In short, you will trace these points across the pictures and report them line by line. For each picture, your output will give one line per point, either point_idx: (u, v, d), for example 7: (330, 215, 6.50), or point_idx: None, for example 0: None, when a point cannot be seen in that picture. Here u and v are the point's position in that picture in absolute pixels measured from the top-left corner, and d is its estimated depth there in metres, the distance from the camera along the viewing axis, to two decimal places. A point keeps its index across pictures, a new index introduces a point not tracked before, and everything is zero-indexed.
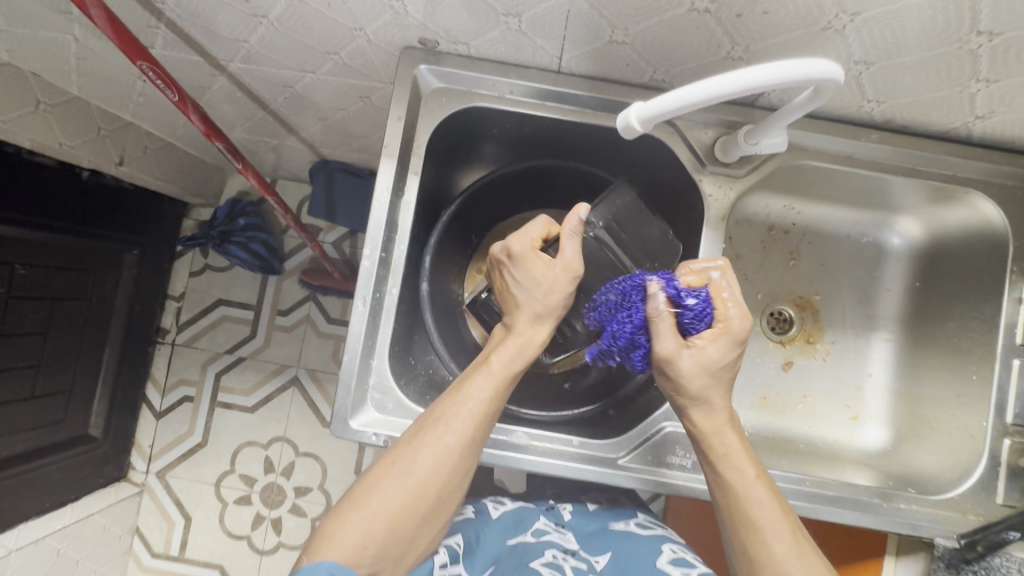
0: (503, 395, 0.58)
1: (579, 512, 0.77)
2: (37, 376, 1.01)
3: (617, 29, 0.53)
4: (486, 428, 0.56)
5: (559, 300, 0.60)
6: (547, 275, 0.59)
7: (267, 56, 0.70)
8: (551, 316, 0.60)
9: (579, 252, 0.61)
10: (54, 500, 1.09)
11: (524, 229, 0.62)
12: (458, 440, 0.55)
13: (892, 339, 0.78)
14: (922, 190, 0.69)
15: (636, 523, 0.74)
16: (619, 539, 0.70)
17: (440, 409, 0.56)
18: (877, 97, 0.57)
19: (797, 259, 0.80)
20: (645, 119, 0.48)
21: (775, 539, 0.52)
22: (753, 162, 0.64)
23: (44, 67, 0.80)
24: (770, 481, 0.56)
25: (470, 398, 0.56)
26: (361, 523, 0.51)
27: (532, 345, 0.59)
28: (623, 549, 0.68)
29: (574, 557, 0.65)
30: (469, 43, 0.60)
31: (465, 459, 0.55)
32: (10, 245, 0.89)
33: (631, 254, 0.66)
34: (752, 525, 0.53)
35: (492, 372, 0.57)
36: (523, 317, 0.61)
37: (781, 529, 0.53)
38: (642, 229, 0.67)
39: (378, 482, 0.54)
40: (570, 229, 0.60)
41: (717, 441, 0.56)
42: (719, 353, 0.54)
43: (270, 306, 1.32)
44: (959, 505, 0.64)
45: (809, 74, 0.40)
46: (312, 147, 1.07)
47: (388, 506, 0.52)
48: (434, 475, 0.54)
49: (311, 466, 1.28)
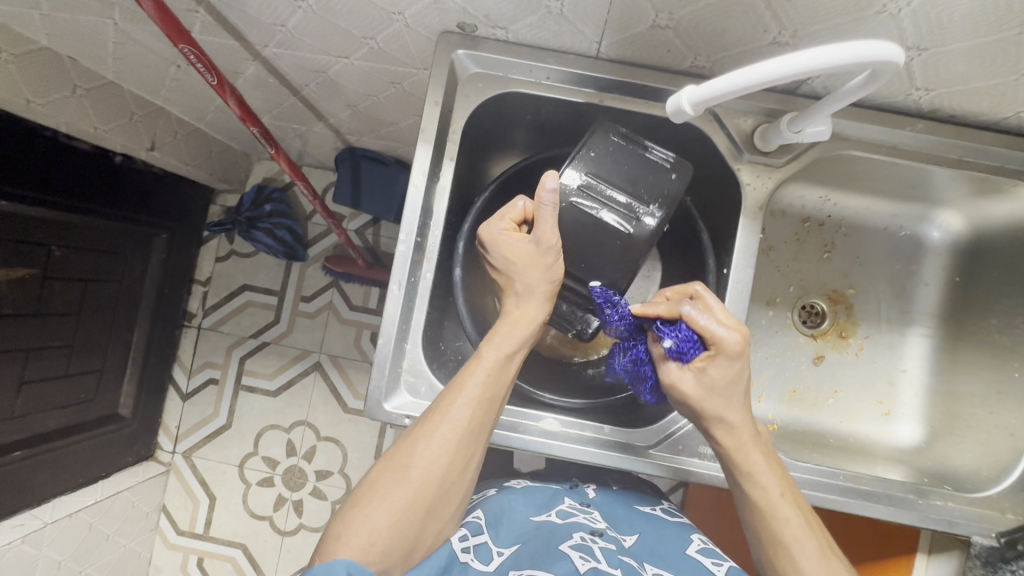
0: (502, 379, 0.58)
1: (602, 492, 0.77)
2: (71, 355, 1.03)
3: (661, 13, 0.52)
4: (483, 415, 0.57)
5: (541, 277, 0.60)
6: (522, 255, 0.60)
7: (302, 41, 0.71)
8: (537, 295, 0.61)
9: (554, 225, 0.59)
10: (87, 476, 1.12)
11: (500, 213, 0.62)
12: (456, 429, 0.55)
13: (928, 335, 0.77)
14: (967, 183, 0.67)
15: (662, 508, 0.75)
16: (648, 522, 0.70)
17: (438, 400, 0.57)
18: (926, 85, 0.56)
19: (831, 252, 0.79)
20: (696, 102, 0.47)
21: (802, 555, 0.54)
22: (792, 151, 0.63)
23: (83, 52, 0.81)
24: (797, 497, 0.57)
25: (464, 389, 0.56)
26: (368, 521, 0.52)
27: (522, 327, 0.60)
28: (651, 534, 0.67)
29: (602, 539, 0.63)
30: (508, 27, 0.60)
31: (466, 446, 0.56)
32: (43, 227, 0.91)
33: (623, 199, 0.62)
34: (778, 541, 0.54)
35: (485, 360, 0.58)
36: (512, 301, 0.61)
37: (809, 544, 0.54)
38: (634, 164, 0.62)
39: (382, 479, 0.55)
40: (542, 204, 0.58)
41: (746, 459, 0.56)
42: (719, 371, 0.55)
43: (294, 292, 1.34)
44: (997, 503, 0.62)
45: (866, 59, 0.39)
46: (340, 133, 1.07)
47: (392, 501, 0.53)
48: (435, 466, 0.54)
49: (332, 451, 1.30)
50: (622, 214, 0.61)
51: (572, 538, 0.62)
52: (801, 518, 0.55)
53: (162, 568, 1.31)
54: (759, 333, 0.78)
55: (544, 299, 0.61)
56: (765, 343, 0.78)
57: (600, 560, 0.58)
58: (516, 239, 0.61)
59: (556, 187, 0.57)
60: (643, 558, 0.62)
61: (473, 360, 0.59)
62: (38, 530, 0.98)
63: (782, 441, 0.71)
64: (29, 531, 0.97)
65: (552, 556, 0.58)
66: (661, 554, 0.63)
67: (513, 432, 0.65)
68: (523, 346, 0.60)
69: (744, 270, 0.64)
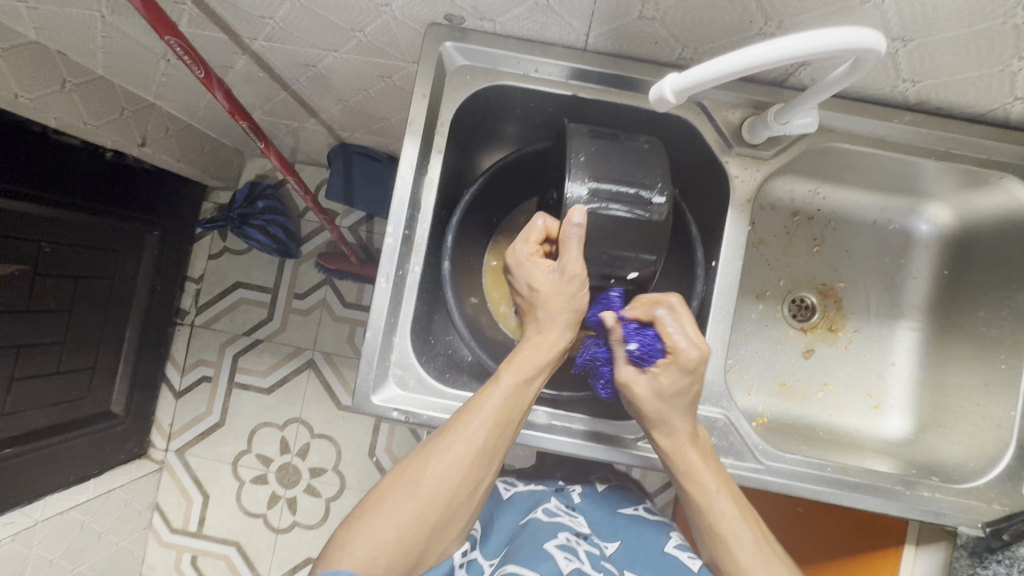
0: (518, 403, 0.58)
1: (587, 496, 0.77)
2: (62, 352, 1.03)
3: (647, 4, 0.52)
4: (498, 438, 0.57)
5: (564, 307, 0.61)
6: (545, 282, 0.61)
7: (291, 34, 0.70)
8: (558, 322, 0.61)
9: (580, 256, 0.59)
10: (78, 474, 1.12)
11: (522, 237, 0.63)
12: (469, 449, 0.55)
13: (918, 328, 0.77)
14: (955, 175, 0.67)
15: (644, 507, 0.75)
16: (630, 525, 0.70)
17: (453, 419, 0.57)
18: (913, 77, 0.56)
19: (821, 245, 0.79)
20: (679, 91, 0.47)
21: (741, 548, 0.55)
22: (781, 143, 0.64)
23: (71, 46, 0.80)
24: (736, 492, 0.58)
25: (481, 409, 0.56)
26: (373, 533, 0.51)
27: (543, 353, 0.60)
28: (635, 538, 0.67)
29: (586, 542, 0.64)
30: (496, 19, 0.60)
31: (478, 468, 0.56)
32: (31, 223, 0.90)
33: (629, 188, 0.60)
34: (717, 535, 0.56)
35: (502, 382, 0.58)
36: (533, 326, 0.62)
37: (745, 537, 0.56)
38: (613, 154, 0.61)
39: (389, 493, 0.55)
40: (568, 236, 0.58)
41: (684, 459, 0.57)
42: (669, 380, 0.57)
43: (287, 290, 1.34)
44: (983, 494, 0.63)
45: (848, 46, 0.39)
46: (332, 129, 1.07)
47: (398, 518, 0.52)
48: (445, 485, 0.54)
49: (326, 448, 1.30)
50: (636, 205, 0.60)
51: (557, 536, 0.62)
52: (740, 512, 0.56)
53: (155, 567, 1.30)
54: (749, 326, 0.78)
55: (567, 327, 0.62)
56: (756, 338, 0.78)
57: (583, 561, 0.59)
58: (542, 266, 0.62)
59: (582, 223, 0.57)
60: (624, 565, 0.63)
61: (491, 380, 0.58)
62: (29, 528, 0.98)
63: (770, 434, 0.72)
64: (19, 528, 0.97)
65: (538, 554, 0.58)
66: (643, 560, 0.63)
67: None
68: (542, 371, 0.60)
69: (733, 263, 0.64)
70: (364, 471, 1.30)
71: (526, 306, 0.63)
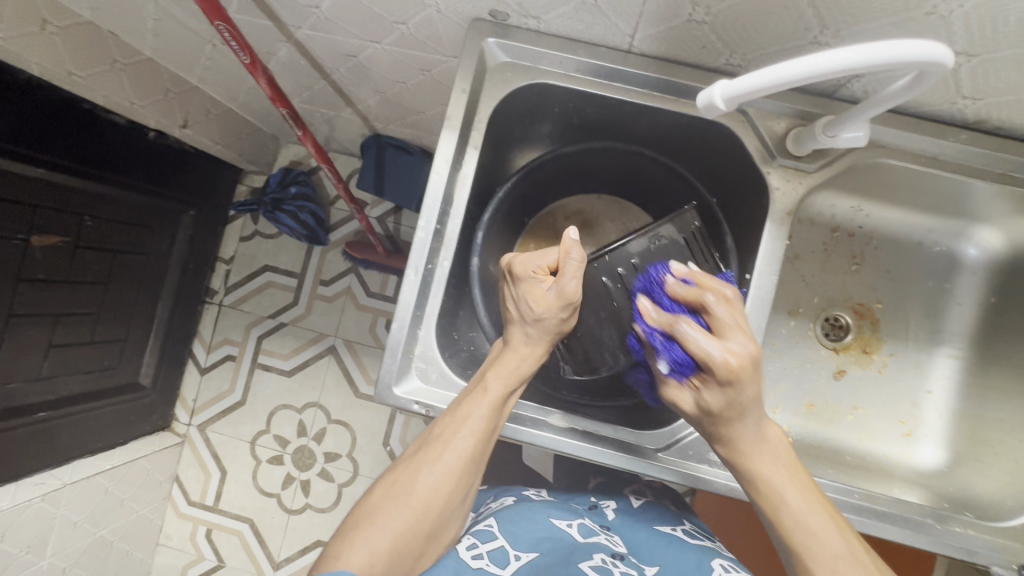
0: (501, 409, 0.59)
1: (622, 512, 0.77)
2: (97, 323, 1.06)
3: (698, 7, 0.51)
4: (486, 444, 0.59)
5: (553, 326, 0.60)
6: (543, 301, 0.59)
7: (335, 24, 0.71)
8: (546, 334, 0.61)
9: (579, 282, 0.59)
10: (105, 442, 1.15)
11: (535, 253, 0.62)
12: (459, 458, 0.57)
13: (958, 356, 0.74)
14: (1010, 200, 0.64)
15: (683, 529, 0.73)
16: (667, 548, 0.68)
17: (439, 428, 0.59)
18: (974, 94, 0.54)
19: (860, 264, 0.76)
20: (728, 98, 0.46)
21: (822, 546, 0.49)
22: (826, 156, 0.62)
23: (123, 27, 0.83)
24: (816, 494, 0.52)
25: (471, 416, 0.58)
26: (367, 543, 0.53)
27: (526, 364, 0.61)
28: (672, 563, 0.65)
29: (623, 563, 0.64)
30: (540, 17, 0.59)
31: (467, 475, 0.58)
32: (79, 196, 0.94)
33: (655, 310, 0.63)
34: (796, 553, 0.50)
35: (490, 391, 0.59)
36: (519, 335, 0.62)
37: (826, 545, 0.49)
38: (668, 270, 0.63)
39: (383, 504, 0.56)
40: (568, 258, 0.59)
41: (755, 466, 0.53)
42: (712, 397, 0.52)
43: (314, 275, 1.36)
44: (1020, 534, 0.60)
45: (912, 59, 0.37)
46: (367, 120, 1.08)
47: (391, 528, 0.54)
48: (436, 494, 0.56)
49: (341, 434, 1.32)
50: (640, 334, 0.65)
51: (592, 558, 0.63)
52: (812, 507, 0.51)
53: (172, 537, 1.34)
54: (778, 342, 0.77)
55: (548, 341, 0.62)
56: (785, 355, 0.77)
57: None
58: (543, 283, 0.60)
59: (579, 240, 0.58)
60: None
61: (480, 387, 0.59)
62: (57, 489, 1.01)
63: None
64: (48, 490, 1.00)
65: None
66: None
67: (521, 426, 0.64)
68: (526, 378, 0.61)
69: (769, 275, 0.62)
70: (378, 461, 1.31)
71: (510, 317, 0.62)
